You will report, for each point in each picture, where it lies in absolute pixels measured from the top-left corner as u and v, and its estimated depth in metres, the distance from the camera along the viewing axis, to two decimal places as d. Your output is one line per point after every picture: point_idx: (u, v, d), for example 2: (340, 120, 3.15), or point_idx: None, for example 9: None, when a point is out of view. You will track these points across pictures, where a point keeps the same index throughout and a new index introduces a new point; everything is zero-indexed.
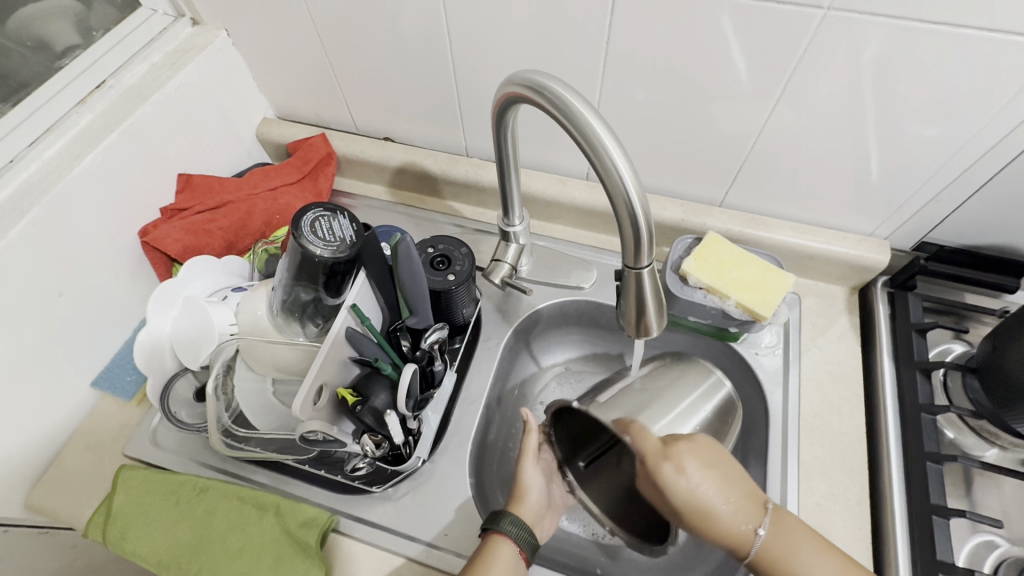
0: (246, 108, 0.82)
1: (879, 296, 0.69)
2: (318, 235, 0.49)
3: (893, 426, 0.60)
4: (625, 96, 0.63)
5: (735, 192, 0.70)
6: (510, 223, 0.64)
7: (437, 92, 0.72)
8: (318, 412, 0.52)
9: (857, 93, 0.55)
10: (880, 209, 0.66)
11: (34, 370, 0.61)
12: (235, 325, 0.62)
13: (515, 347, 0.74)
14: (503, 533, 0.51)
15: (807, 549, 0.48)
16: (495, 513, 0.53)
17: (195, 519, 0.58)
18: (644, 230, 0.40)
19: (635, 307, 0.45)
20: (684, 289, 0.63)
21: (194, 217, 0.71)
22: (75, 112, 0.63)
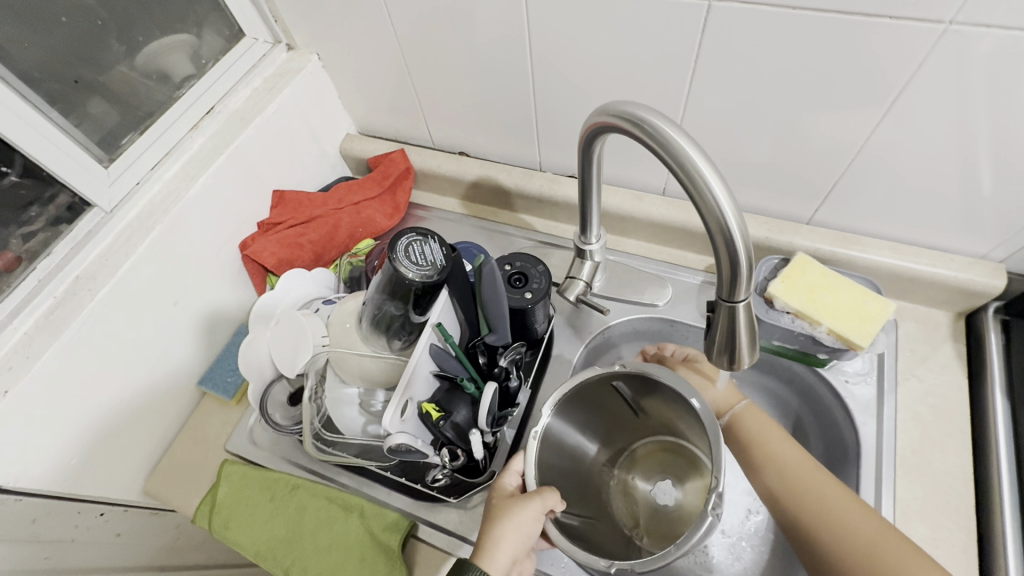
0: (333, 125, 0.87)
1: (992, 325, 0.63)
2: (412, 259, 0.50)
3: (1008, 470, 0.55)
4: (711, 112, 0.61)
5: (826, 210, 0.67)
6: (587, 241, 0.65)
7: (516, 108, 0.73)
8: (405, 424, 0.54)
9: (977, 108, 0.50)
10: (998, 229, 0.60)
11: (153, 370, 0.68)
12: (327, 337, 0.64)
13: (588, 363, 0.74)
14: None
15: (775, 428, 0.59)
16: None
17: (288, 516, 0.63)
18: (743, 261, 0.38)
19: (725, 339, 0.43)
20: (769, 313, 0.60)
21: (288, 231, 0.76)
22: (189, 136, 0.70)
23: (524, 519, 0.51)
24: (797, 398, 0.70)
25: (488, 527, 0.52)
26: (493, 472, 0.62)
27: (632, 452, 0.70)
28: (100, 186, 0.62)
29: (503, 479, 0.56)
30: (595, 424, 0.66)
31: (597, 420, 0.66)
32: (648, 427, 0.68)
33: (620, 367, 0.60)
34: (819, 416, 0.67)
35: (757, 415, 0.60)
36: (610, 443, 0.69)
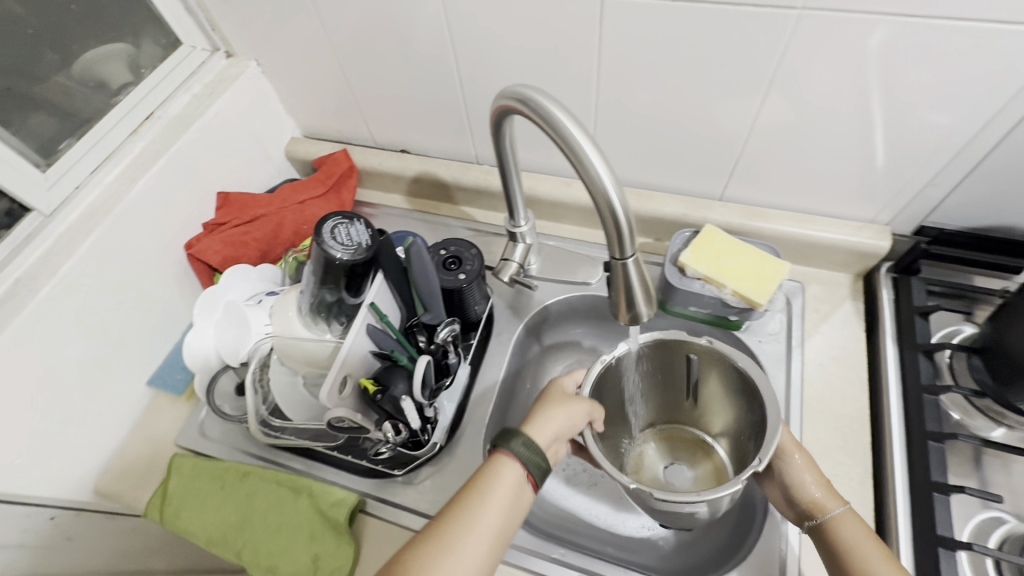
0: (276, 129, 0.89)
1: (883, 281, 0.70)
2: (338, 241, 0.55)
3: (896, 408, 0.61)
4: (620, 99, 0.67)
5: (734, 186, 0.73)
6: (516, 224, 0.70)
7: (447, 104, 0.78)
8: (343, 400, 0.58)
9: (842, 85, 0.57)
10: (880, 195, 0.67)
11: (101, 369, 0.69)
12: (270, 326, 0.68)
13: (526, 342, 0.78)
14: (510, 454, 0.51)
15: (881, 547, 0.49)
16: (505, 434, 0.52)
17: (239, 502, 0.65)
18: (623, 223, 0.43)
19: (624, 295, 0.48)
20: (682, 281, 0.66)
21: (232, 230, 0.78)
22: (129, 141, 0.72)
23: (574, 407, 0.57)
24: None
25: (539, 406, 0.57)
26: (434, 445, 0.65)
27: (667, 430, 0.73)
28: (39, 191, 0.64)
29: (560, 381, 0.62)
30: (649, 388, 0.69)
31: (648, 387, 0.69)
32: (698, 415, 0.70)
33: (704, 341, 0.62)
34: None
35: (857, 527, 0.51)
36: (654, 413, 0.72)
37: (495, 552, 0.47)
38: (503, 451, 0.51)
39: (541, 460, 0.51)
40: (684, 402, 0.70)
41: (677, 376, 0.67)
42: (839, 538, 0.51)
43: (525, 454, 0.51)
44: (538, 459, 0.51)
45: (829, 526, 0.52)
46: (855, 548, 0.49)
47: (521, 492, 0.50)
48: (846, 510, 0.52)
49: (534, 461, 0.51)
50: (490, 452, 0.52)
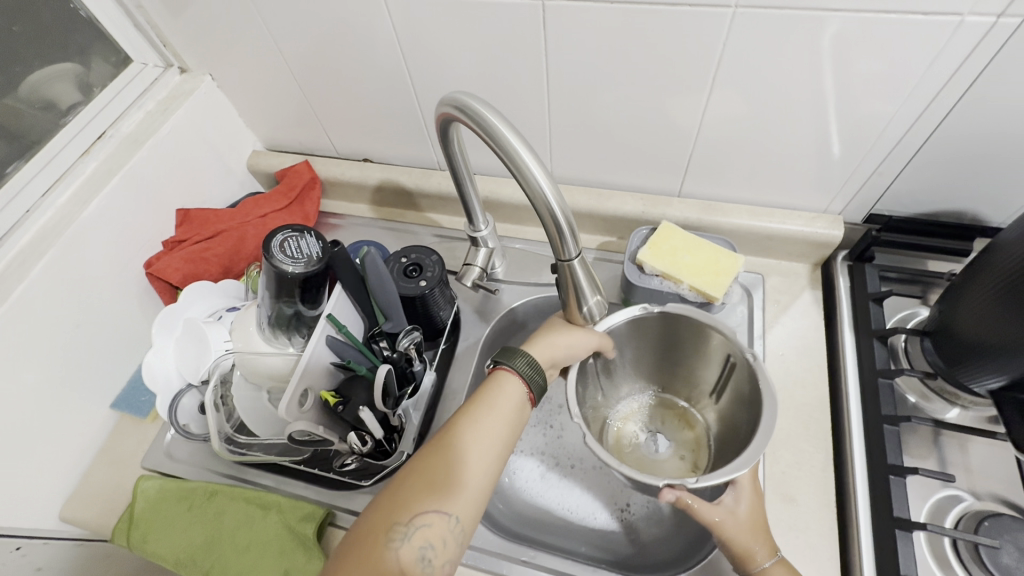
0: (236, 143, 0.89)
1: (840, 270, 0.71)
2: (288, 254, 0.54)
3: (854, 394, 0.62)
4: (572, 100, 0.67)
5: (690, 182, 0.74)
6: (476, 229, 0.70)
7: (404, 112, 0.78)
8: (305, 414, 0.57)
9: (783, 78, 0.58)
10: (830, 185, 0.68)
11: (60, 394, 0.68)
12: (230, 343, 0.67)
13: (495, 345, 0.78)
14: (514, 369, 0.53)
15: None
16: (508, 352, 0.55)
17: (207, 522, 0.64)
18: (564, 224, 0.44)
19: (573, 294, 0.49)
20: (642, 277, 0.66)
21: (192, 247, 0.77)
22: (80, 161, 0.71)
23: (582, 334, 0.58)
24: None
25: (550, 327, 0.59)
26: (402, 454, 0.64)
27: (667, 408, 0.70)
28: None
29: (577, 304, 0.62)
30: (656, 360, 0.68)
31: (656, 361, 0.68)
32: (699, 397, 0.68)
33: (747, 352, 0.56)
34: None
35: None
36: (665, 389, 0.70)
37: (501, 452, 0.50)
38: (505, 369, 0.54)
39: (540, 377, 0.54)
40: (690, 381, 0.67)
41: (685, 352, 0.65)
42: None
43: (525, 372, 0.53)
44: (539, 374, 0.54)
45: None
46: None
47: (520, 406, 0.53)
48: (776, 563, 0.50)
49: (531, 380, 0.54)
50: (493, 369, 0.55)
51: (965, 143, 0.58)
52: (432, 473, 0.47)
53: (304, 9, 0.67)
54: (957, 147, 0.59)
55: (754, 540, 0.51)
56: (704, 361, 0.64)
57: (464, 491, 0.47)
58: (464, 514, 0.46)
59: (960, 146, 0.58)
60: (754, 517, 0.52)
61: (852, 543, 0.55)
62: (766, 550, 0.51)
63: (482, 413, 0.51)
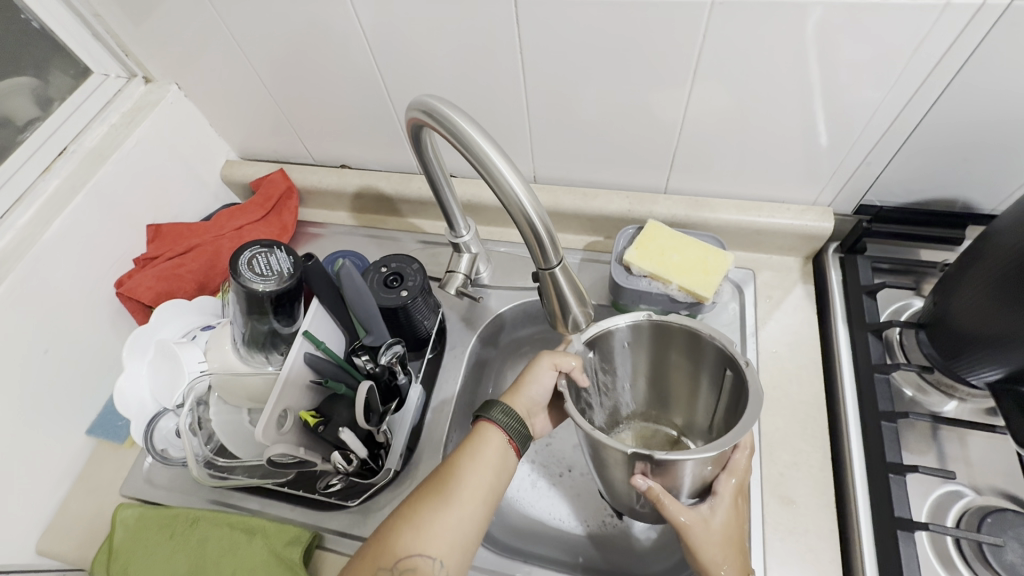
0: (208, 153, 0.86)
1: (831, 263, 0.70)
2: (257, 272, 0.52)
3: (850, 390, 0.60)
4: (552, 97, 0.65)
5: (677, 177, 0.72)
6: (458, 234, 0.68)
7: (380, 115, 0.75)
8: (284, 436, 0.55)
9: (766, 68, 0.56)
10: (819, 176, 0.66)
11: (30, 423, 0.65)
12: (205, 363, 0.65)
13: (483, 353, 0.76)
14: (492, 421, 0.56)
15: None
16: (489, 403, 0.57)
17: (189, 550, 0.62)
18: (541, 231, 0.42)
19: (556, 302, 0.47)
20: (629, 279, 0.64)
21: (165, 263, 0.75)
22: (41, 179, 0.68)
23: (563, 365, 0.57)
24: None
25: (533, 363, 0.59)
26: (389, 470, 0.62)
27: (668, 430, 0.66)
28: None
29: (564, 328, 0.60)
30: (652, 378, 0.63)
31: (647, 378, 0.64)
32: (692, 418, 0.64)
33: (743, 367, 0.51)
34: None
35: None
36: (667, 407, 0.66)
37: (486, 501, 0.53)
38: (485, 423, 0.56)
39: (519, 425, 0.56)
40: (684, 401, 0.63)
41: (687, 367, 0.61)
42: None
43: (504, 421, 0.55)
44: (518, 424, 0.56)
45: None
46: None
47: (505, 456, 0.55)
48: None
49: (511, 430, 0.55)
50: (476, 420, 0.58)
51: (954, 128, 0.57)
52: (414, 522, 0.51)
53: (269, 13, 0.65)
54: (947, 133, 0.57)
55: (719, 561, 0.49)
56: (698, 377, 0.59)
57: (446, 540, 0.50)
58: (449, 561, 0.49)
59: (950, 132, 0.57)
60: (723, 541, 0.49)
61: (854, 544, 0.54)
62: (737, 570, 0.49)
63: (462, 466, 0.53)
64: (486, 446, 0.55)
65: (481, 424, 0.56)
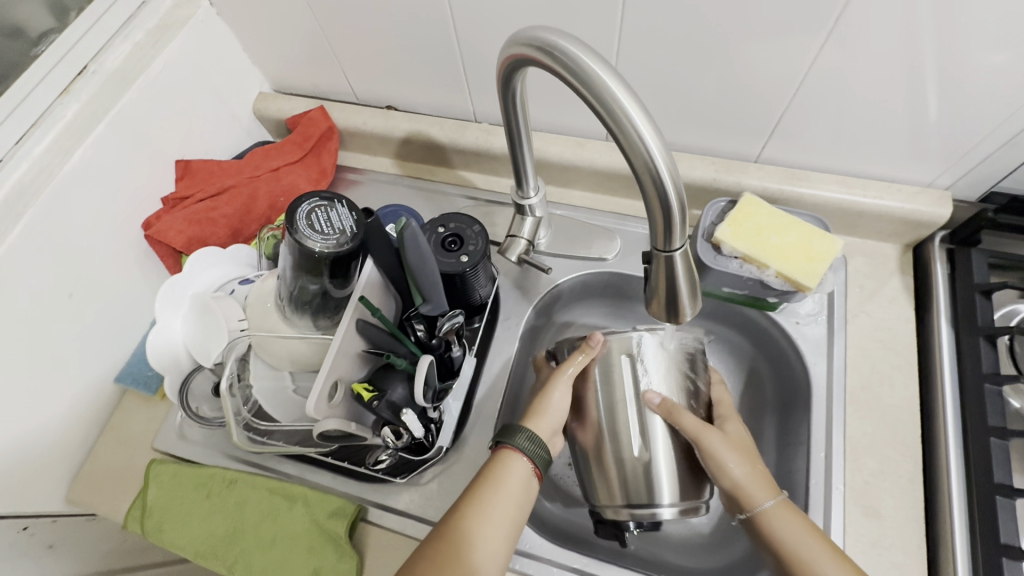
0: (240, 83, 0.77)
1: (937, 254, 0.62)
2: (316, 229, 0.46)
3: (952, 398, 0.55)
4: (646, 42, 0.56)
5: (773, 145, 0.64)
6: (525, 195, 0.60)
7: (440, 51, 0.66)
8: (334, 409, 0.50)
9: (910, 21, 0.48)
10: (941, 156, 0.58)
11: (57, 370, 0.61)
12: (245, 322, 0.60)
13: (536, 324, 0.71)
14: (516, 448, 0.51)
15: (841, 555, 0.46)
16: (510, 427, 0.52)
17: (227, 512, 0.59)
18: (674, 205, 0.34)
19: (664, 290, 0.39)
20: (717, 259, 0.58)
21: (196, 205, 0.68)
22: (60, 102, 0.60)
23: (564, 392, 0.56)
24: (750, 340, 0.68)
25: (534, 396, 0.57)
26: (441, 447, 0.58)
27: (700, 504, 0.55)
28: None
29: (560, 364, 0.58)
30: None
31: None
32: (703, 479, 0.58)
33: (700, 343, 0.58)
34: (771, 357, 0.66)
35: (789, 519, 0.48)
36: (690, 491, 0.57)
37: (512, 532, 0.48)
38: (511, 450, 0.51)
39: (544, 451, 0.52)
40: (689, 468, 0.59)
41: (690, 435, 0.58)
42: (774, 534, 0.48)
43: (531, 448, 0.51)
44: (543, 450, 0.52)
45: (760, 519, 0.49)
46: (796, 553, 0.47)
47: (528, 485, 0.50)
48: (779, 500, 0.49)
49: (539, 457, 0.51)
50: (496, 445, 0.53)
51: None
52: (456, 549, 0.46)
53: None
54: None
55: (729, 460, 0.51)
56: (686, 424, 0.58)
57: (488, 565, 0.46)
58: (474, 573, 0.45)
59: None
60: (737, 448, 0.52)
61: (944, 563, 0.50)
62: (764, 484, 0.51)
63: (492, 493, 0.48)
64: (511, 477, 0.50)
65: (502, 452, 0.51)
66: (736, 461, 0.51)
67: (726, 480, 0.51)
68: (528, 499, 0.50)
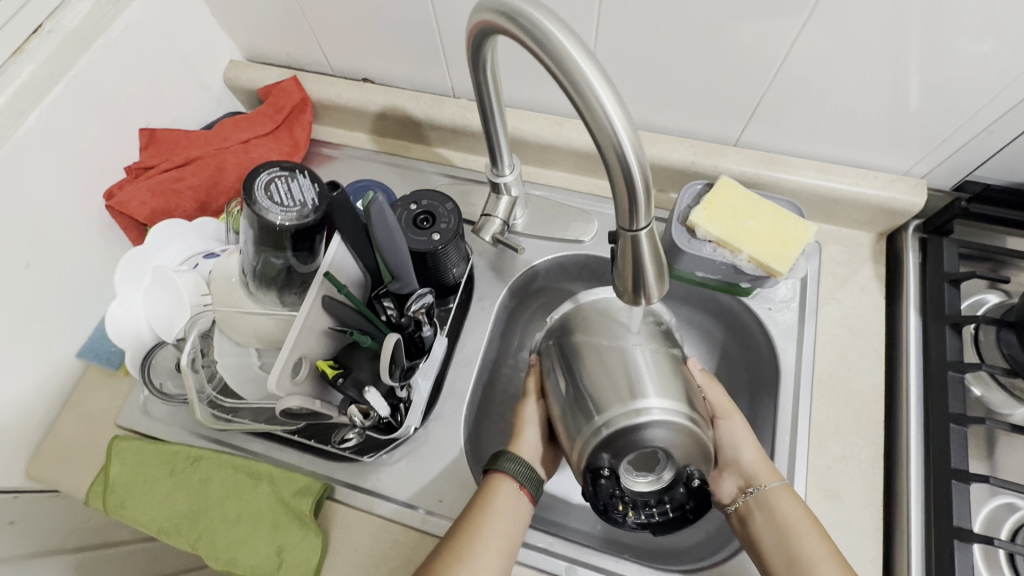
0: (208, 50, 0.74)
1: (909, 243, 0.62)
2: (275, 200, 0.45)
3: (915, 385, 0.56)
4: (626, 18, 0.55)
5: (753, 129, 0.63)
6: (499, 173, 0.59)
7: (416, 22, 0.64)
8: (298, 386, 0.50)
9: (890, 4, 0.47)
10: (917, 144, 0.58)
11: (14, 343, 0.59)
12: (208, 295, 0.59)
13: (510, 307, 0.70)
14: (503, 472, 0.52)
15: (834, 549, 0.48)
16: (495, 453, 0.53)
17: (191, 489, 0.58)
18: (639, 185, 0.34)
19: (631, 273, 0.38)
20: (692, 243, 0.57)
21: (161, 176, 0.66)
22: (12, 62, 0.57)
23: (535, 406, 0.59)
24: (723, 326, 0.68)
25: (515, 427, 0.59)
26: (410, 427, 0.57)
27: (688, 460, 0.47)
28: None
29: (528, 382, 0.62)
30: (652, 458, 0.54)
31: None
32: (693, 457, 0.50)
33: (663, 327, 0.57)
34: (743, 343, 0.66)
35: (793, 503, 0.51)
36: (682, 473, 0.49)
37: (506, 562, 0.49)
38: (499, 476, 0.52)
39: (534, 473, 0.52)
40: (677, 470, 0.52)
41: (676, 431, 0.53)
42: (773, 506, 0.51)
43: (518, 471, 0.52)
44: (531, 470, 0.52)
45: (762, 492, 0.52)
46: (791, 526, 0.49)
47: (520, 505, 0.51)
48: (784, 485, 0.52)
49: (529, 478, 0.52)
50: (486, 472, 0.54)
51: None
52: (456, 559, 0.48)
53: None
54: None
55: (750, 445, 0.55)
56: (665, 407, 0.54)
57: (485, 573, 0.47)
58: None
59: None
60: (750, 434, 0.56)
61: (898, 544, 0.51)
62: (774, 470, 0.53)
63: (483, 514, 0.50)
64: (501, 500, 0.51)
65: (491, 478, 0.52)
66: (751, 448, 0.55)
67: (739, 461, 0.54)
68: (523, 519, 0.51)
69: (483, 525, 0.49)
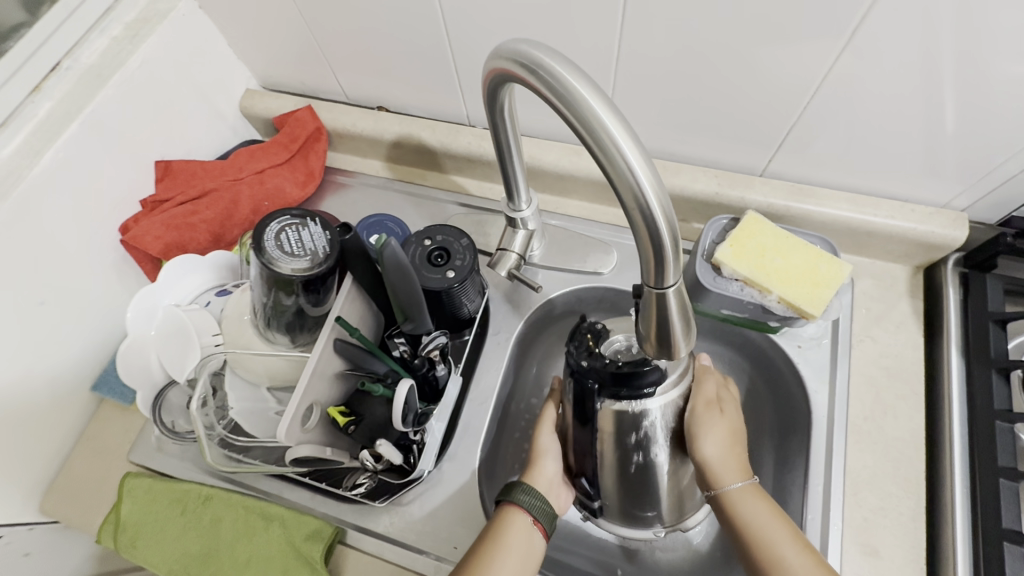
0: (225, 80, 0.74)
1: (950, 279, 0.59)
2: (286, 250, 0.45)
3: (960, 434, 0.52)
4: (648, 49, 0.53)
5: (781, 159, 0.60)
6: (516, 208, 0.57)
7: (432, 53, 0.63)
8: (308, 434, 0.48)
9: (929, 34, 0.44)
10: (958, 176, 0.55)
11: (30, 378, 0.59)
12: (219, 336, 0.58)
13: (528, 339, 0.68)
14: (516, 504, 0.50)
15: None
16: (509, 484, 0.52)
17: (202, 529, 0.57)
18: (666, 243, 0.31)
19: (655, 328, 0.37)
20: (717, 281, 0.55)
21: (175, 210, 0.66)
22: (31, 100, 0.57)
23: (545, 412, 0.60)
24: (749, 362, 0.65)
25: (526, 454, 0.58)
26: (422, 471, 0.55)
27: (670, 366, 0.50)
28: None
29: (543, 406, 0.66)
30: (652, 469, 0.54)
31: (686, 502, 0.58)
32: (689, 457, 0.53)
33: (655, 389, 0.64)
34: (771, 382, 0.63)
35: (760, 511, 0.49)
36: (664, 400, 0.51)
37: None
38: (511, 507, 0.50)
39: (547, 505, 0.50)
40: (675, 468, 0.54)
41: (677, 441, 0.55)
42: (744, 519, 0.49)
43: (532, 502, 0.50)
44: (544, 503, 0.51)
45: (726, 496, 0.50)
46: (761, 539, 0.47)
47: (532, 539, 0.49)
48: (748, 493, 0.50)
49: (540, 509, 0.50)
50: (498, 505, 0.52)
51: None
52: None
53: None
54: None
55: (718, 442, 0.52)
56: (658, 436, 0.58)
57: None
58: None
59: None
60: (719, 425, 0.53)
61: None
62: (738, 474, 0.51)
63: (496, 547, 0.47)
64: (513, 535, 0.48)
65: (503, 512, 0.50)
66: (716, 442, 0.52)
67: (700, 460, 0.52)
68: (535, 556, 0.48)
69: (492, 563, 0.46)
